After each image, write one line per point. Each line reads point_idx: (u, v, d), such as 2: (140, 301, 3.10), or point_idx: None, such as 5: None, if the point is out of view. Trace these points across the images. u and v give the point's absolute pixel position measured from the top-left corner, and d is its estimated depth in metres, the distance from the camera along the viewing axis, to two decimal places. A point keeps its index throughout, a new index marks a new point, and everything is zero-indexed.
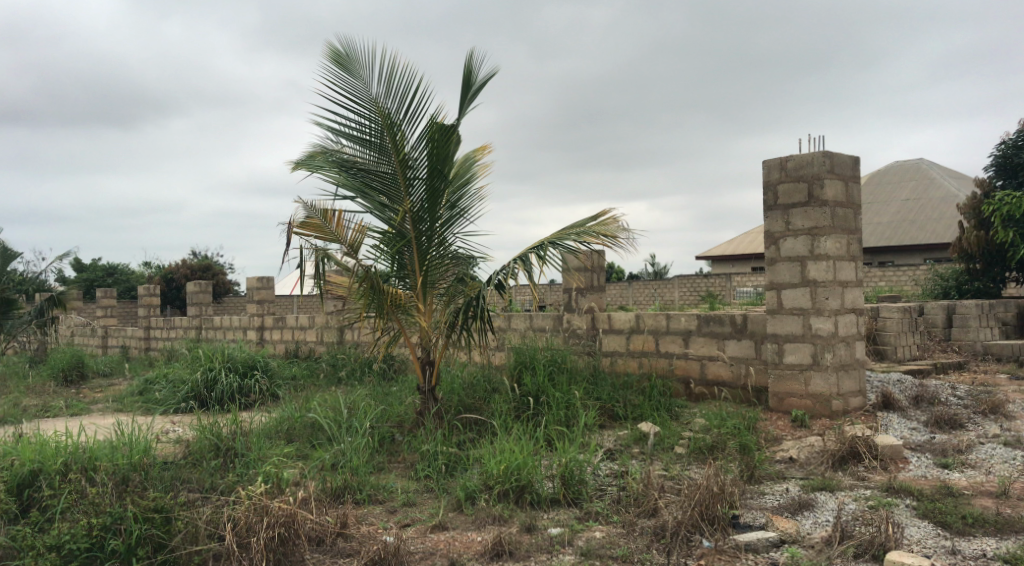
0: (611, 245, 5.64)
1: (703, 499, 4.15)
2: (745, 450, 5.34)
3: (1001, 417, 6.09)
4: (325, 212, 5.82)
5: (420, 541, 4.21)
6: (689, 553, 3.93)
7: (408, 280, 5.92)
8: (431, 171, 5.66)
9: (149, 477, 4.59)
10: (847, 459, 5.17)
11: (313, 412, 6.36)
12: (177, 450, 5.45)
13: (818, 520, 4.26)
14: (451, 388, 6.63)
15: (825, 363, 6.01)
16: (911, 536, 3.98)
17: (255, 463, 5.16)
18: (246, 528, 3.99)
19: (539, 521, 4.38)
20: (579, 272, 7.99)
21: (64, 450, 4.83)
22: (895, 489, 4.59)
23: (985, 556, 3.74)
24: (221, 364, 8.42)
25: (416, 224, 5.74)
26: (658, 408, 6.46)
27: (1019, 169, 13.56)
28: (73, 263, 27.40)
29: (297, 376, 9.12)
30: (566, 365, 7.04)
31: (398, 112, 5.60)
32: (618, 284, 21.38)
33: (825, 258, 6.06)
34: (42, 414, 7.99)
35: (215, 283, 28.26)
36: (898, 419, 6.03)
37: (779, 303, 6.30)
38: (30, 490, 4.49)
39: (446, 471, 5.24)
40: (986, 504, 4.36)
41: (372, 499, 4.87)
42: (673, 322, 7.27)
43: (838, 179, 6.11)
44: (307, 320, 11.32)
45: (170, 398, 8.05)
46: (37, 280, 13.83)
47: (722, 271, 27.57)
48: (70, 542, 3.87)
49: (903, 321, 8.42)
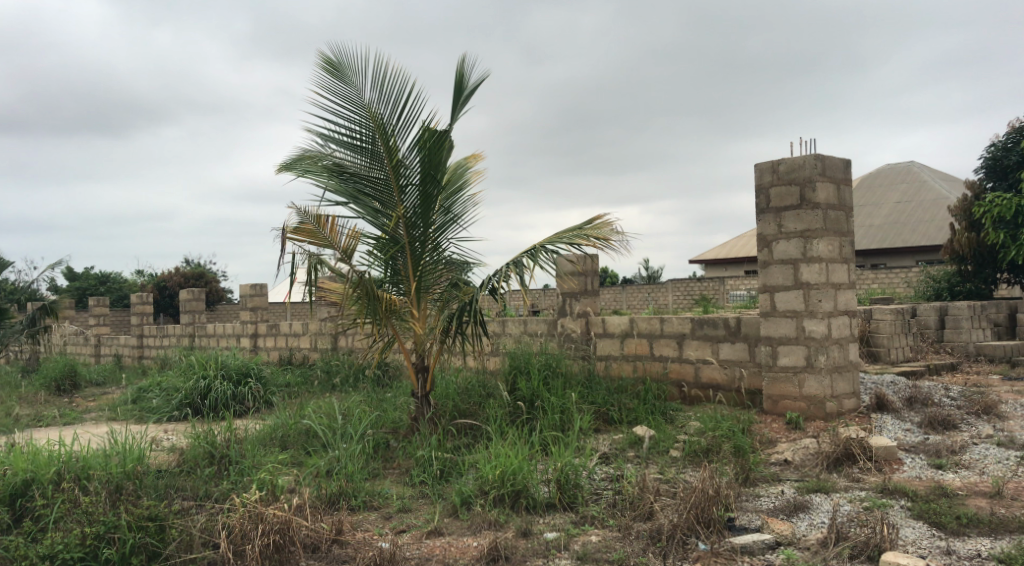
0: (605, 247, 5.65)
1: (699, 502, 4.16)
2: (740, 452, 5.35)
3: (993, 417, 6.12)
4: (317, 218, 5.81)
5: (415, 547, 4.20)
6: (686, 555, 3.94)
7: (403, 286, 5.93)
8: (424, 176, 5.65)
9: (142, 486, 4.56)
10: (842, 460, 5.19)
11: (308, 418, 6.35)
12: (171, 458, 5.42)
13: (813, 522, 4.27)
14: (446, 394, 6.62)
15: (819, 366, 6.04)
16: (906, 537, 3.99)
17: (249, 471, 5.14)
18: (241, 536, 3.97)
19: (535, 526, 4.38)
20: (571, 277, 7.94)
21: (57, 458, 4.79)
22: (890, 490, 4.61)
23: (979, 556, 3.75)
24: (215, 372, 8.40)
25: (409, 229, 5.73)
26: (653, 412, 6.48)
27: (1008, 170, 13.66)
28: (66, 273, 27.35)
29: (292, 383, 9.09)
30: (561, 369, 7.04)
31: (390, 118, 5.61)
32: (613, 288, 21.39)
33: (817, 261, 6.08)
34: (35, 423, 7.94)
35: (208, 291, 28.17)
36: (891, 420, 6.06)
37: (772, 305, 6.31)
38: (23, 499, 4.47)
39: (442, 477, 5.23)
40: (980, 504, 4.38)
41: (367, 505, 4.85)
42: (667, 326, 7.28)
43: (830, 182, 6.14)
44: (301, 328, 11.29)
45: (164, 406, 8.01)
46: (29, 289, 13.78)
47: (715, 275, 27.66)
48: (64, 551, 3.85)
49: (896, 322, 8.45)
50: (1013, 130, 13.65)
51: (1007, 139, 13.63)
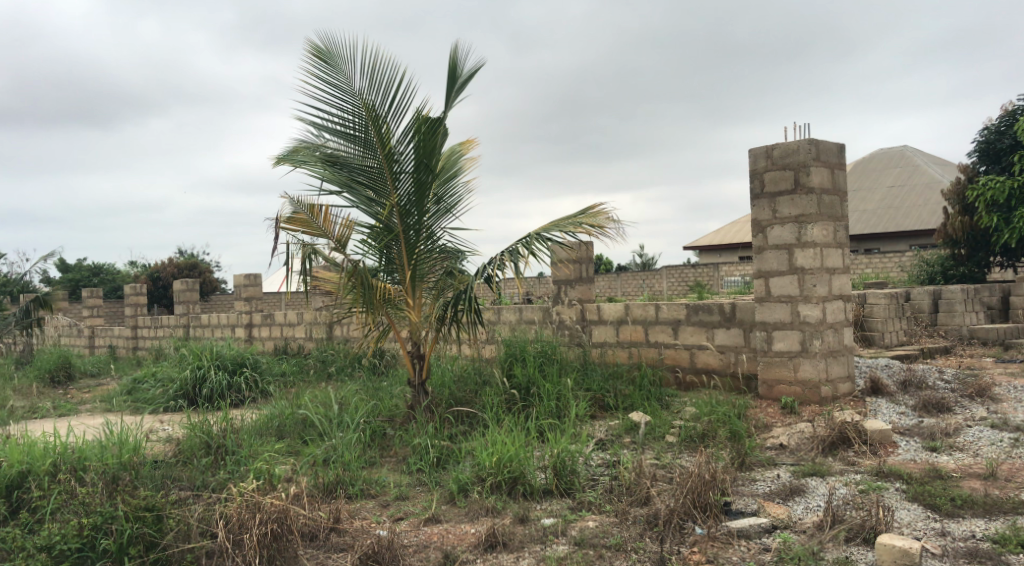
0: (599, 235, 5.62)
1: (695, 487, 4.17)
2: (735, 437, 5.37)
3: (987, 400, 6.15)
4: (311, 208, 5.79)
5: (414, 534, 4.21)
6: (683, 540, 3.95)
7: (397, 275, 5.91)
8: (418, 165, 5.64)
9: (139, 476, 4.54)
10: (837, 444, 5.21)
11: (304, 408, 6.35)
12: (167, 449, 5.42)
13: (809, 505, 4.30)
14: (441, 383, 6.63)
15: (814, 350, 6.05)
16: (902, 519, 4.01)
17: (246, 460, 5.14)
18: (239, 525, 3.94)
19: (532, 512, 4.39)
20: (566, 264, 7.95)
21: (53, 450, 4.79)
22: (885, 473, 4.64)
23: (974, 537, 3.78)
24: (211, 362, 8.38)
25: (404, 217, 5.72)
26: (648, 397, 6.50)
27: (1002, 154, 13.71)
28: (59, 265, 27.32)
29: (287, 372, 9.09)
30: (556, 356, 7.05)
31: (382, 107, 5.56)
32: (607, 274, 21.23)
33: (812, 246, 6.09)
34: (30, 415, 7.93)
35: (201, 281, 28.07)
36: (886, 404, 6.09)
37: (767, 290, 6.32)
38: (19, 491, 4.45)
39: (438, 464, 5.25)
40: (975, 485, 4.41)
41: (365, 493, 4.87)
42: (662, 312, 7.28)
43: (824, 166, 6.14)
44: (296, 317, 11.33)
45: (159, 397, 8.00)
46: (21, 282, 13.75)
47: (709, 262, 27.70)
48: (61, 542, 3.84)
49: (890, 307, 8.49)
50: (1007, 113, 13.63)
51: (1000, 122, 13.60)
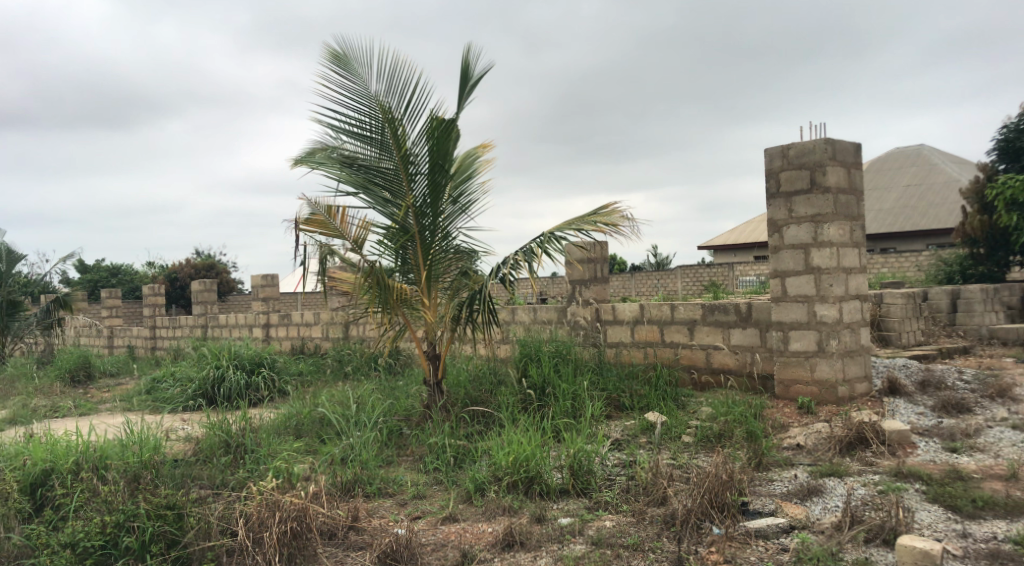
0: (614, 233, 5.63)
1: (712, 487, 4.15)
2: (752, 437, 5.34)
3: (1007, 401, 6.09)
4: (329, 209, 5.83)
5: (431, 532, 4.24)
6: (700, 539, 3.94)
7: (412, 275, 5.94)
8: (432, 166, 5.66)
9: (160, 475, 4.59)
10: (855, 444, 5.18)
11: (322, 408, 6.39)
12: (187, 448, 5.47)
13: (827, 505, 4.28)
14: (456, 382, 6.65)
15: (831, 350, 6.03)
16: (922, 520, 3.99)
17: (265, 458, 5.18)
18: (259, 523, 3.98)
19: (549, 512, 4.40)
20: (581, 264, 7.94)
21: (76, 449, 4.85)
22: (905, 474, 4.61)
23: (995, 538, 3.76)
24: (229, 362, 8.45)
25: (419, 218, 5.74)
26: (664, 397, 6.48)
27: (1021, 152, 13.57)
28: (78, 266, 27.61)
29: (304, 372, 9.14)
30: (571, 356, 7.05)
31: (397, 109, 5.59)
32: (621, 274, 21.18)
33: (828, 246, 6.06)
34: (51, 414, 8.02)
35: (218, 282, 28.27)
36: (904, 404, 6.05)
37: (783, 290, 6.29)
38: (43, 489, 4.50)
39: (455, 463, 5.28)
40: (996, 487, 4.37)
41: (382, 492, 4.90)
42: (677, 312, 7.27)
43: (840, 166, 6.10)
44: (312, 317, 11.39)
45: (178, 396, 8.06)
46: (41, 283, 13.90)
47: (723, 261, 27.57)
48: (85, 539, 3.89)
49: (907, 306, 8.42)
50: None
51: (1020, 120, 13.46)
